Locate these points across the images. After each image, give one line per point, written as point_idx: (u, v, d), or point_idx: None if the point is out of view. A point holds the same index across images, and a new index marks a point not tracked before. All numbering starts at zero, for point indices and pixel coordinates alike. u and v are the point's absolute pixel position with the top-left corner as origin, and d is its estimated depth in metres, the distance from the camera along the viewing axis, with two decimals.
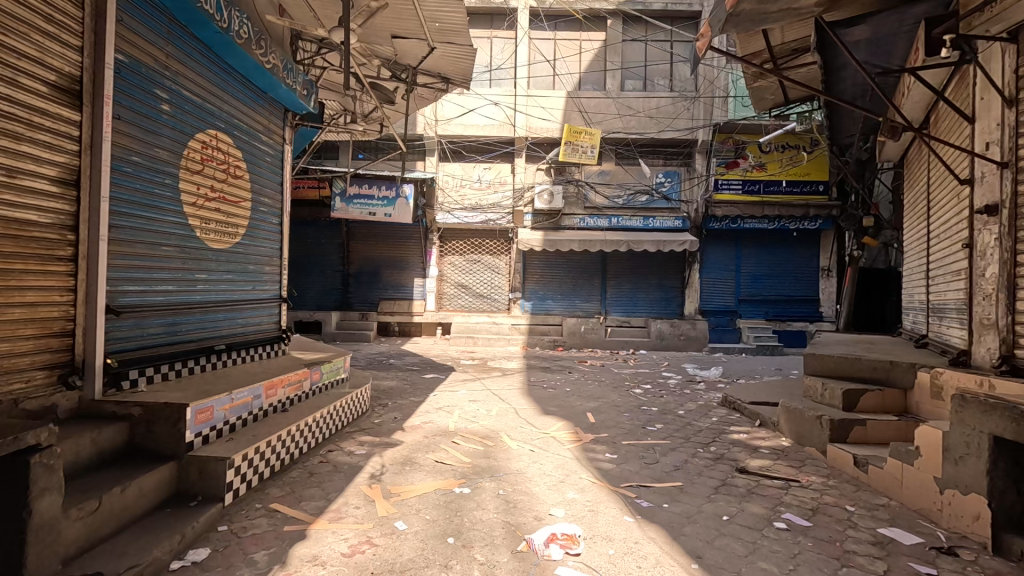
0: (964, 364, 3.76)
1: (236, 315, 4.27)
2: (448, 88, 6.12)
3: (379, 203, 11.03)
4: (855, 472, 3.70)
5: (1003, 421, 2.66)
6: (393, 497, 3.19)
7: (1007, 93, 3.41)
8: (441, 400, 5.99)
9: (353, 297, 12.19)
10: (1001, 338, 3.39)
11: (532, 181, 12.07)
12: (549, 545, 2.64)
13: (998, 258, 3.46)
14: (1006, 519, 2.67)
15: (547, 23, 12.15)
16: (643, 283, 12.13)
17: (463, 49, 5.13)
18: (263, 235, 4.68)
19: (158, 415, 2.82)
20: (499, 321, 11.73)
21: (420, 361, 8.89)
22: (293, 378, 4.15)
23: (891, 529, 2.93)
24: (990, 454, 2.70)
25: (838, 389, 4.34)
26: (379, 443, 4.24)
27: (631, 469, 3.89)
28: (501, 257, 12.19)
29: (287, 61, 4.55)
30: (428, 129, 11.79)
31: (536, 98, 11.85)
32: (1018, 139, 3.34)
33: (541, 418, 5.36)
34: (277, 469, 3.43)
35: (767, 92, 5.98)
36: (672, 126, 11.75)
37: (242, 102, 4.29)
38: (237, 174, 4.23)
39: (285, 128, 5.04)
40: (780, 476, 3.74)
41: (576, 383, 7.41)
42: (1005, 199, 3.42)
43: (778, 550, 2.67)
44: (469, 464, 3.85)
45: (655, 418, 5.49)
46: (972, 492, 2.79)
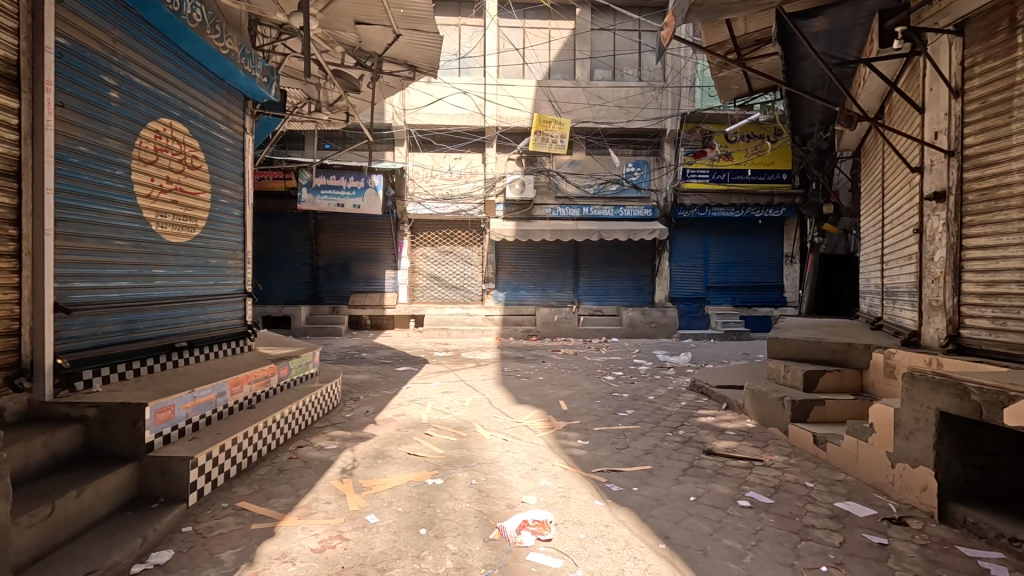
0: (915, 345, 3.95)
1: (197, 310, 4.13)
2: (415, 76, 6.02)
3: (348, 194, 10.73)
4: (815, 450, 3.86)
5: (949, 397, 2.78)
6: (365, 490, 3.17)
7: (954, 84, 3.55)
8: (415, 393, 5.96)
9: (323, 291, 11.99)
10: (948, 319, 3.57)
11: (503, 171, 11.99)
12: (521, 531, 2.67)
13: (946, 243, 3.62)
14: (951, 489, 2.83)
15: (515, 11, 12.03)
16: (615, 272, 12.29)
17: (430, 36, 5.05)
18: (225, 229, 4.54)
19: (116, 416, 2.72)
20: (472, 312, 11.64)
21: (393, 354, 8.80)
22: (259, 374, 4.06)
23: (847, 503, 3.07)
24: (937, 429, 2.82)
25: (799, 371, 4.50)
26: (351, 438, 4.20)
27: (603, 455, 3.96)
28: (473, 248, 12.14)
29: (245, 46, 4.38)
30: (397, 118, 11.56)
31: (506, 87, 11.76)
32: (964, 128, 3.49)
33: (515, 407, 5.40)
34: (245, 467, 3.36)
35: (731, 82, 6.09)
36: (641, 116, 11.85)
37: (198, 90, 4.12)
38: (195, 165, 4.08)
39: (245, 118, 4.89)
40: (745, 456, 3.87)
41: (549, 372, 7.49)
42: (952, 186, 3.57)
43: (741, 527, 2.76)
44: (441, 455, 3.85)
45: (627, 404, 5.60)
46: (921, 465, 2.93)
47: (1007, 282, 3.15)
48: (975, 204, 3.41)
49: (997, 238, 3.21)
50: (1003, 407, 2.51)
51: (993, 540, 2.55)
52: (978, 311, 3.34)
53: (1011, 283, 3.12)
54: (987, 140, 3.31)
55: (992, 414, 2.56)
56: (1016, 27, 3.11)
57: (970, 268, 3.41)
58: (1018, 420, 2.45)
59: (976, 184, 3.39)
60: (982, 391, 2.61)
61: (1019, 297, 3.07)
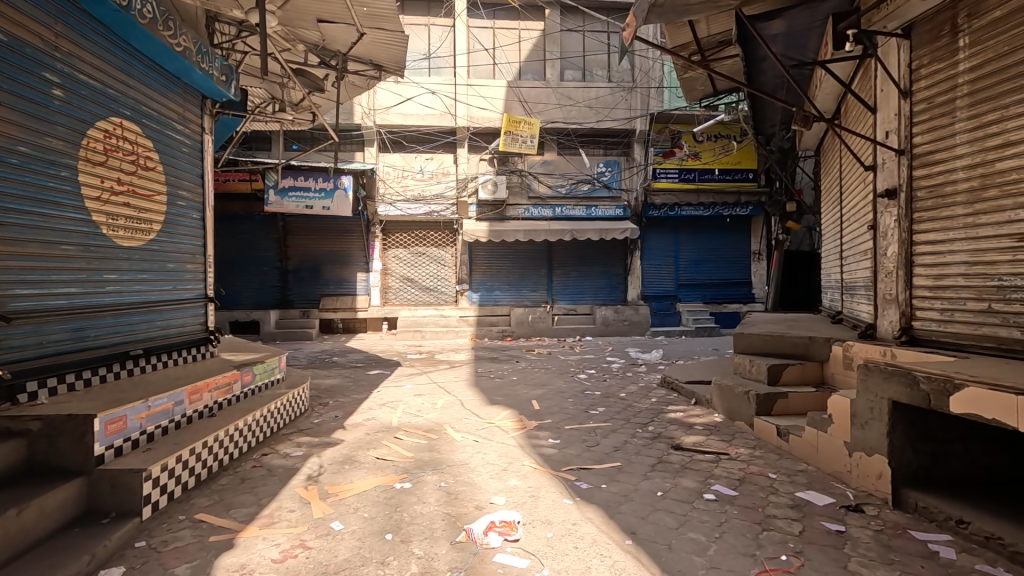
0: (871, 337, 4.08)
1: (154, 316, 3.99)
2: (381, 75, 5.96)
3: (316, 196, 10.53)
4: (779, 442, 3.96)
5: (900, 386, 2.88)
6: (330, 497, 3.11)
7: (903, 85, 3.68)
8: (386, 396, 5.88)
9: (293, 294, 11.75)
10: (901, 312, 3.70)
11: (475, 171, 11.95)
12: (488, 533, 2.65)
13: (898, 238, 3.75)
14: (904, 476, 2.93)
15: (484, 11, 12.00)
16: (588, 271, 12.39)
17: (395, 34, 4.99)
18: (183, 231, 4.39)
19: (62, 428, 2.61)
20: (446, 312, 11.52)
21: (365, 358, 8.67)
22: (220, 381, 3.94)
23: (808, 493, 3.15)
24: (890, 418, 2.92)
25: (764, 365, 4.61)
26: (318, 444, 4.11)
27: (573, 453, 3.98)
28: (446, 249, 12.07)
29: (201, 44, 4.25)
30: (366, 118, 11.40)
31: (476, 87, 11.73)
32: (913, 128, 3.61)
33: (487, 408, 5.39)
34: (205, 477, 3.26)
35: (696, 83, 6.18)
36: (611, 116, 11.97)
37: (152, 89, 3.99)
38: (149, 166, 3.94)
39: (203, 117, 4.74)
40: (712, 450, 3.95)
41: (523, 372, 7.50)
42: (902, 184, 3.70)
43: (706, 520, 2.81)
44: (410, 459, 3.81)
45: (598, 401, 5.65)
46: (876, 453, 3.03)
47: (954, 275, 3.28)
48: (924, 200, 3.54)
49: (945, 234, 3.35)
50: (949, 395, 2.61)
51: (942, 523, 2.65)
52: (928, 304, 3.48)
53: (958, 277, 3.25)
54: (934, 138, 3.44)
55: (939, 403, 2.66)
56: (958, 30, 3.25)
57: (921, 262, 3.54)
58: (964, 407, 2.54)
59: (925, 181, 3.52)
60: (930, 380, 2.71)
61: (965, 290, 3.21)
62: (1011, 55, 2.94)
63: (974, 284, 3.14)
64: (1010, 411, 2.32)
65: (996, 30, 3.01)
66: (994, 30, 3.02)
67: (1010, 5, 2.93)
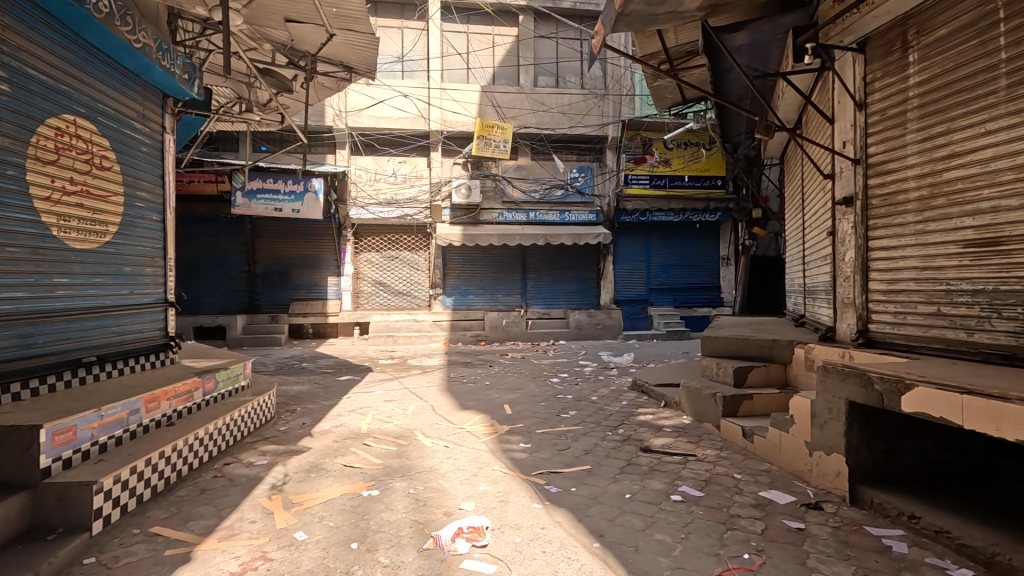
0: (831, 339, 4.21)
1: (109, 322, 3.84)
2: (351, 77, 5.90)
3: (286, 198, 10.31)
4: (744, 442, 4.05)
5: (856, 387, 2.98)
6: (295, 506, 3.03)
7: (858, 97, 3.83)
8: (355, 402, 5.78)
9: (261, 299, 11.45)
10: (858, 315, 3.84)
11: (448, 175, 11.91)
12: (456, 539, 2.62)
13: (854, 244, 3.90)
14: (860, 473, 3.03)
15: (457, 15, 12.01)
16: (561, 275, 12.47)
17: (365, 36, 4.95)
18: (142, 234, 4.24)
19: (6, 439, 2.49)
20: (419, 317, 11.42)
21: (335, 363, 8.51)
22: (180, 389, 3.82)
23: (770, 492, 3.23)
24: (847, 418, 3.02)
25: (730, 367, 4.71)
26: (284, 452, 4.01)
27: (543, 457, 3.99)
28: (420, 253, 11.96)
29: (162, 41, 4.12)
30: (337, 120, 11.24)
31: (449, 91, 11.70)
32: (868, 139, 3.76)
33: (458, 413, 5.35)
34: (162, 489, 3.14)
35: (665, 91, 6.31)
36: (584, 122, 12.11)
37: (109, 86, 3.85)
38: (105, 165, 3.79)
39: (164, 116, 4.60)
40: (679, 452, 4.01)
41: (495, 376, 7.48)
42: (858, 192, 3.85)
43: (673, 521, 2.85)
44: (379, 466, 3.74)
45: (570, 405, 5.67)
46: (834, 452, 3.12)
47: (906, 280, 3.43)
48: (878, 208, 3.68)
49: (897, 240, 3.50)
50: (901, 394, 2.71)
51: (895, 518, 2.75)
52: (883, 307, 3.62)
53: (910, 281, 3.40)
54: (887, 148, 3.59)
55: (892, 402, 2.76)
56: (908, 46, 3.41)
57: (876, 267, 3.69)
58: (914, 407, 2.64)
59: (879, 190, 3.66)
60: (883, 380, 2.81)
61: (916, 294, 3.35)
62: (957, 70, 3.09)
63: (924, 288, 3.29)
64: (956, 410, 2.43)
65: (943, 47, 3.17)
66: (942, 45, 3.18)
67: (956, 23, 3.09)
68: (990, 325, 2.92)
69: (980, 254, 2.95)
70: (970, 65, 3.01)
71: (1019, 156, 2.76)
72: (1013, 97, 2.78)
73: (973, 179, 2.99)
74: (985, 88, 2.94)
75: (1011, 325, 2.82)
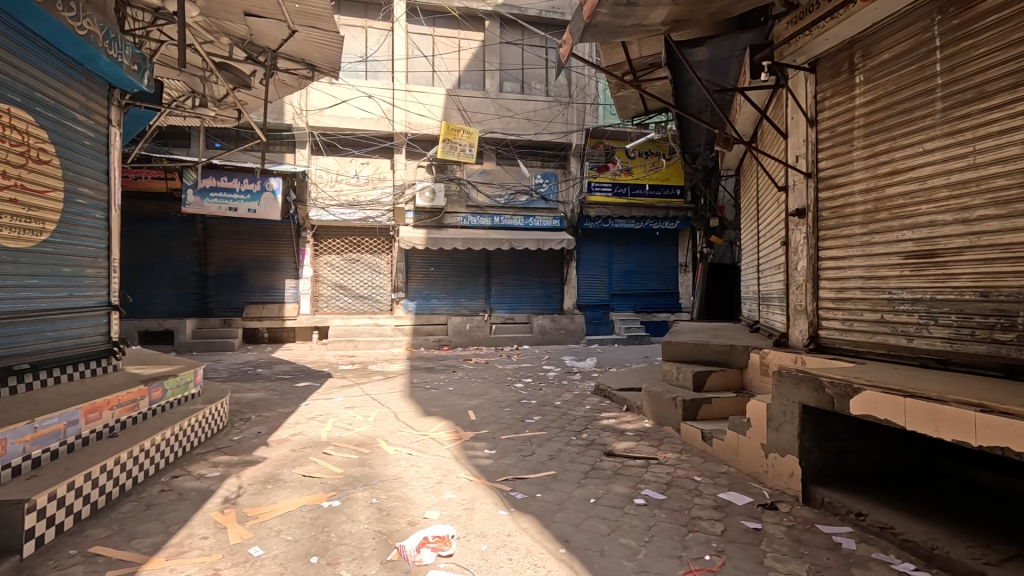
0: (784, 345, 4.39)
1: (44, 327, 3.58)
2: (314, 75, 5.76)
3: (241, 198, 9.93)
4: (703, 445, 4.17)
5: (809, 392, 3.10)
6: (250, 520, 2.90)
7: (810, 115, 4.02)
8: (314, 410, 5.60)
9: (213, 302, 10.98)
10: (810, 321, 4.01)
11: (412, 178, 11.77)
12: (421, 549, 2.57)
13: (806, 253, 4.08)
14: (812, 473, 3.16)
15: (423, 18, 11.92)
16: (526, 280, 12.53)
17: (329, 34, 4.84)
18: (83, 233, 3.99)
19: None
20: (381, 322, 11.22)
21: (293, 369, 8.24)
22: (125, 398, 3.59)
23: (729, 493, 3.33)
24: (801, 420, 3.15)
25: (690, 372, 4.83)
26: (237, 463, 3.83)
27: (509, 463, 3.97)
28: (382, 256, 11.76)
29: (108, 28, 3.89)
30: (297, 119, 10.91)
31: (415, 94, 11.60)
32: (819, 154, 3.96)
33: (422, 420, 5.27)
34: (103, 505, 2.94)
35: (628, 101, 6.45)
36: (548, 129, 12.23)
37: (49, 74, 3.61)
38: (42, 159, 3.54)
39: (110, 109, 4.35)
40: (642, 456, 4.08)
41: (459, 382, 7.40)
42: (810, 204, 4.03)
43: (637, 524, 2.89)
44: (340, 475, 3.63)
45: (534, 410, 5.69)
46: (788, 454, 3.25)
47: (853, 288, 3.62)
48: (828, 220, 3.87)
49: (845, 250, 3.69)
50: (850, 398, 2.84)
51: (844, 516, 2.88)
52: (833, 314, 3.81)
53: (857, 289, 3.59)
54: (836, 164, 3.78)
55: (842, 405, 2.89)
56: (855, 68, 3.61)
57: (826, 276, 3.88)
58: (861, 409, 2.77)
59: (829, 203, 3.86)
60: (834, 385, 2.94)
61: (862, 302, 3.54)
62: (899, 93, 3.29)
63: (869, 296, 3.48)
64: (899, 412, 2.56)
65: (886, 70, 3.37)
66: (885, 69, 3.38)
67: (898, 48, 3.29)
68: (927, 332, 3.12)
69: (918, 265, 3.14)
70: (910, 88, 3.21)
71: (953, 175, 2.96)
72: (949, 120, 2.98)
73: (913, 195, 3.18)
74: (923, 109, 3.13)
75: (946, 331, 3.02)
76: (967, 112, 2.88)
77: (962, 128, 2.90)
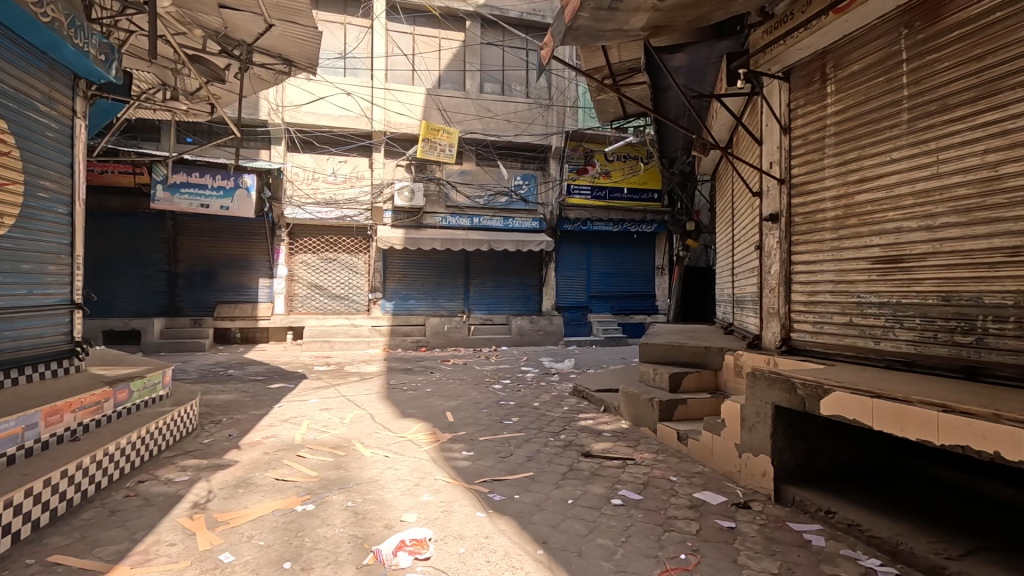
0: (757, 346, 4.48)
1: (2, 325, 3.42)
2: (291, 70, 5.66)
3: (213, 194, 9.72)
4: (679, 445, 4.23)
5: (781, 392, 3.18)
6: (220, 525, 2.82)
7: (784, 122, 4.12)
8: (288, 412, 5.48)
9: (183, 301, 10.67)
10: (782, 324, 4.11)
11: (391, 177, 11.65)
12: (398, 553, 2.53)
13: (779, 257, 4.18)
14: (783, 472, 3.24)
15: (404, 16, 11.82)
16: (505, 282, 12.53)
17: (308, 29, 4.76)
18: (46, 228, 3.83)
19: None
20: (358, 322, 11.06)
21: (266, 370, 8.06)
22: (87, 400, 3.46)
23: (703, 493, 3.38)
24: (773, 421, 3.22)
25: (666, 373, 4.89)
26: (207, 466, 3.72)
27: (487, 464, 3.96)
28: (359, 256, 11.60)
29: (75, 16, 3.74)
30: (273, 115, 10.69)
31: (394, 92, 11.49)
32: (792, 161, 4.06)
33: (399, 421, 5.21)
34: (63, 512, 2.82)
35: (608, 105, 6.51)
36: (528, 131, 12.26)
37: (9, 62, 3.45)
38: (2, 150, 3.38)
39: (75, 99, 4.19)
40: (619, 456, 4.12)
41: (437, 383, 7.36)
42: (783, 210, 4.13)
43: (614, 525, 2.91)
44: (315, 478, 3.56)
45: (513, 411, 5.69)
46: (761, 454, 3.32)
47: (824, 292, 3.72)
48: (800, 226, 3.98)
49: (816, 255, 3.80)
50: (820, 399, 2.92)
51: (814, 514, 2.96)
52: (804, 317, 3.91)
53: (827, 293, 3.70)
54: (808, 171, 3.89)
55: (813, 406, 2.96)
56: (827, 78, 3.72)
57: (797, 280, 3.98)
58: (831, 409, 2.85)
59: (801, 209, 3.96)
60: (806, 386, 3.01)
61: (832, 305, 3.65)
62: (868, 103, 3.40)
63: (839, 300, 3.59)
64: (867, 412, 2.64)
65: (856, 80, 3.48)
66: (855, 79, 3.49)
67: (867, 60, 3.40)
68: (893, 334, 3.22)
69: (885, 270, 3.25)
70: (878, 99, 3.32)
71: (918, 183, 3.06)
72: (914, 130, 3.08)
73: (881, 203, 3.29)
74: (890, 119, 3.24)
75: (911, 334, 3.12)
76: (932, 123, 2.99)
77: (927, 138, 3.01)
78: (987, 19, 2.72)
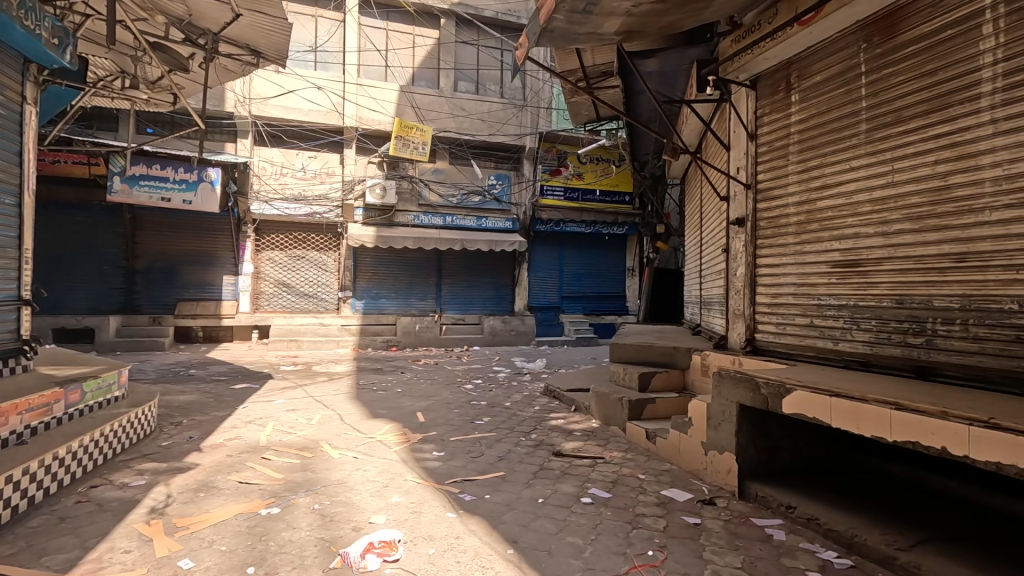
0: (723, 347, 4.59)
1: None
2: (259, 61, 5.50)
3: (175, 187, 9.58)
4: (647, 444, 4.30)
5: (745, 391, 3.27)
6: (180, 531, 2.72)
7: (751, 129, 4.24)
8: (252, 413, 5.32)
9: (141, 298, 10.25)
10: (747, 325, 4.22)
11: (363, 174, 11.46)
12: (366, 555, 2.49)
13: (744, 260, 4.29)
14: (747, 469, 3.33)
15: (377, 11, 11.65)
16: (477, 282, 12.51)
17: (277, 21, 4.65)
18: None
19: None
20: (327, 321, 10.84)
21: (230, 370, 7.82)
22: (36, 402, 3.29)
23: (671, 490, 3.44)
24: (738, 419, 3.31)
25: (635, 373, 4.97)
26: (166, 470, 3.59)
27: (457, 465, 3.93)
28: (329, 254, 11.37)
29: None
30: (239, 106, 10.36)
31: (367, 88, 11.31)
32: (757, 167, 4.18)
33: (368, 422, 5.13)
34: (8, 520, 2.67)
35: (581, 107, 6.57)
36: (502, 131, 12.24)
37: None
38: None
39: (24, 85, 3.97)
40: (589, 455, 4.16)
41: (407, 383, 7.28)
42: (749, 214, 4.25)
43: (583, 523, 2.94)
44: (280, 481, 3.48)
45: (484, 411, 5.68)
46: (726, 451, 3.41)
47: (786, 295, 3.85)
48: (765, 230, 4.10)
49: (780, 258, 3.92)
50: (783, 397, 3.01)
51: (776, 509, 3.06)
52: (768, 318, 4.03)
53: (789, 295, 3.83)
54: (773, 176, 4.01)
55: (775, 404, 3.06)
56: (791, 88, 3.84)
57: (762, 282, 4.10)
58: (793, 408, 2.95)
59: (765, 213, 4.09)
60: (768, 385, 3.10)
61: (794, 307, 3.77)
62: (829, 113, 3.53)
63: (801, 302, 3.72)
64: (825, 410, 2.74)
65: (819, 90, 3.61)
66: (817, 90, 3.62)
67: (828, 71, 3.54)
68: (850, 335, 3.36)
69: (844, 274, 3.38)
70: (839, 109, 3.45)
71: (875, 191, 3.20)
72: (871, 141, 3.22)
73: (840, 209, 3.42)
74: (849, 129, 3.38)
75: (867, 335, 3.25)
76: (888, 134, 3.13)
77: (882, 148, 3.15)
78: (937, 37, 2.86)
